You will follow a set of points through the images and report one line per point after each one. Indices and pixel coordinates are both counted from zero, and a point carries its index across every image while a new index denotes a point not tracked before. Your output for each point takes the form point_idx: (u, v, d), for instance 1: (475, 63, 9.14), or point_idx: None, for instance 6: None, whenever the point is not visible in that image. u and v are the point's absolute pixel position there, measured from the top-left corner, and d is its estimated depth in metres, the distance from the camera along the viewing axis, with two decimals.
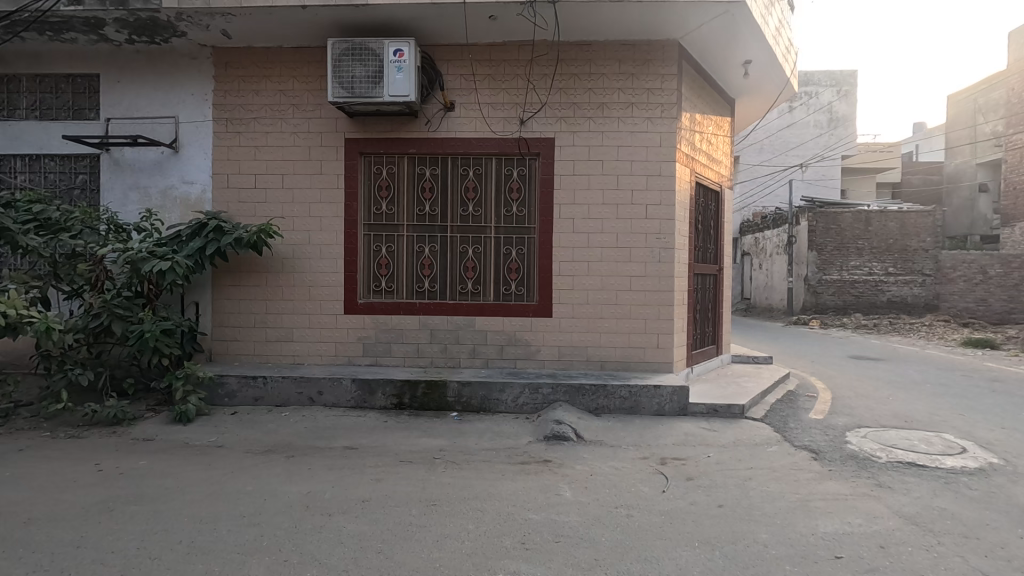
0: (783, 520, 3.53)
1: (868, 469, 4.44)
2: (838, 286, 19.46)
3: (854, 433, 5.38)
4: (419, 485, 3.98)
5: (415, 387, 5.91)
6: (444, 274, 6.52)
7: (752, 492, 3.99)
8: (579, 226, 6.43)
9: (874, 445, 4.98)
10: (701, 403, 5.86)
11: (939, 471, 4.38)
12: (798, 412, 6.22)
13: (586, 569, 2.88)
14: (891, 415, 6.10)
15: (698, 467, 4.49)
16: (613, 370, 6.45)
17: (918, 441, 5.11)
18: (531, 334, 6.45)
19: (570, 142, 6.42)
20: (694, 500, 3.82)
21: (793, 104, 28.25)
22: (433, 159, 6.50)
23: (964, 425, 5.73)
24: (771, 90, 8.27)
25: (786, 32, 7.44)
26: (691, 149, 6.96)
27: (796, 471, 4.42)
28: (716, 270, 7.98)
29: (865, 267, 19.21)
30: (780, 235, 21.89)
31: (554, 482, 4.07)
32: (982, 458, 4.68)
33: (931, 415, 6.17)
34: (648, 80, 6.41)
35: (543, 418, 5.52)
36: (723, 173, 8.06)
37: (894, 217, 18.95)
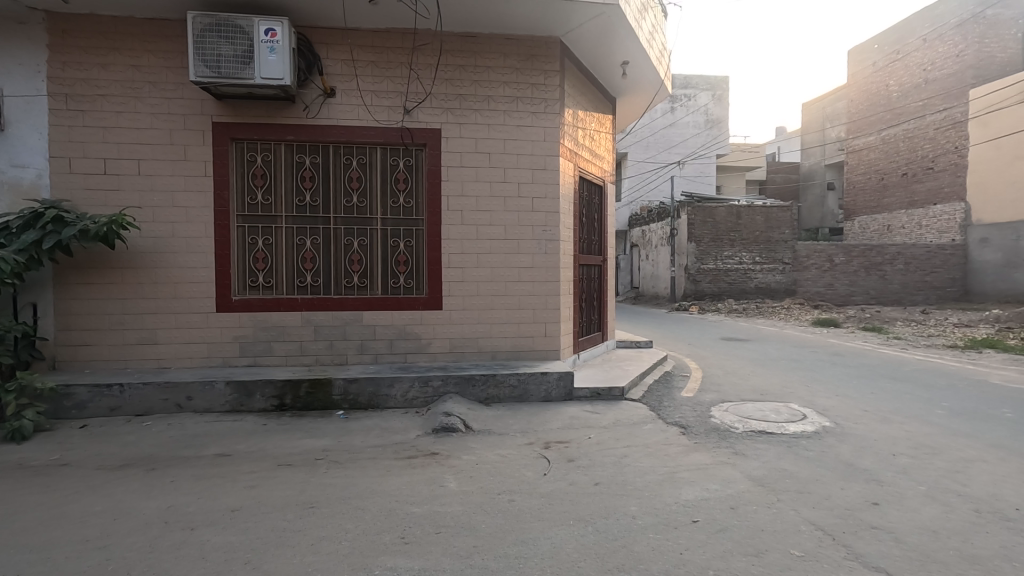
0: (651, 492, 3.81)
1: (726, 439, 4.93)
2: (713, 275, 21.29)
3: (718, 407, 5.94)
4: (298, 488, 3.81)
5: (298, 387, 5.63)
6: (328, 267, 6.26)
7: (626, 468, 4.27)
8: (468, 217, 6.44)
9: (733, 417, 5.53)
10: (585, 388, 6.16)
11: (784, 436, 4.95)
12: (672, 391, 6.74)
13: (464, 556, 2.92)
14: (750, 390, 6.79)
15: (579, 449, 4.70)
16: (504, 360, 6.57)
17: (769, 411, 5.75)
18: (421, 327, 6.39)
19: (457, 134, 6.40)
20: (573, 480, 4.01)
21: (674, 105, 30.39)
22: (313, 146, 6.19)
23: (807, 395, 6.53)
24: (648, 90, 8.80)
25: (659, 35, 7.93)
26: (574, 143, 7.23)
27: (667, 446, 4.78)
28: (601, 260, 8.39)
29: (736, 257, 21.19)
30: (664, 228, 23.47)
31: (439, 474, 4.08)
32: (818, 422, 5.37)
33: (783, 387, 6.96)
34: (532, 75, 6.55)
35: (432, 411, 5.51)
36: (605, 168, 8.47)
37: (759, 211, 21.04)
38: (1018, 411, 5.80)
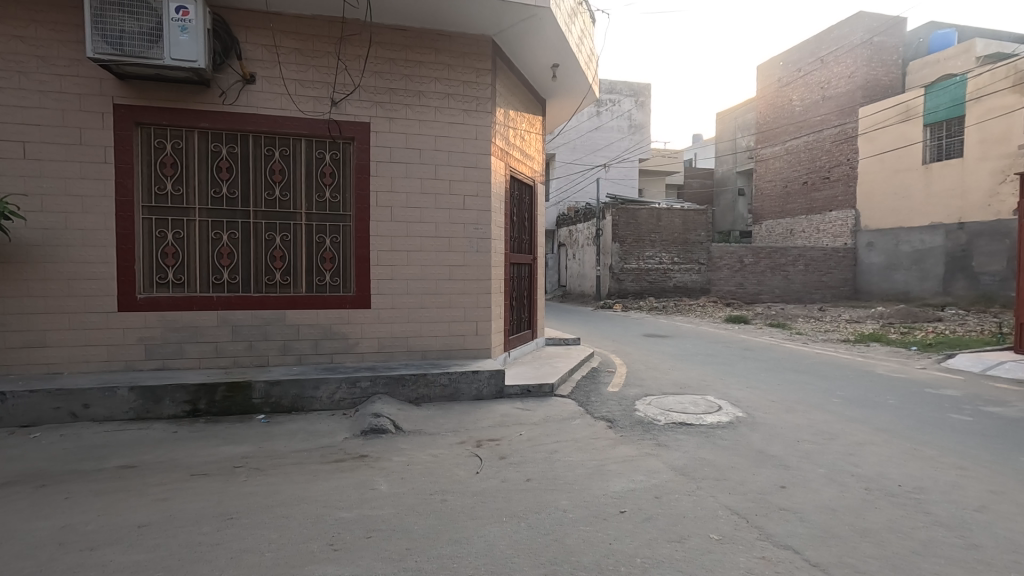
0: (581, 486, 3.91)
1: (650, 431, 5.16)
2: (636, 274, 22.15)
3: (642, 401, 6.20)
4: (215, 499, 3.58)
5: (214, 391, 5.29)
6: (247, 264, 5.91)
7: (557, 463, 4.36)
8: (398, 214, 6.31)
9: (656, 410, 5.80)
10: (516, 386, 6.24)
11: (702, 428, 5.25)
12: (598, 387, 6.96)
13: (397, 560, 2.86)
14: (671, 383, 7.14)
15: (511, 446, 4.74)
16: (434, 359, 6.50)
17: (688, 404, 6.07)
18: (349, 326, 6.19)
19: (386, 128, 6.25)
20: (505, 478, 4.05)
21: (599, 109, 31.32)
22: (231, 135, 5.83)
23: (722, 388, 6.96)
24: (576, 94, 9.00)
25: (587, 40, 8.14)
26: (506, 143, 7.26)
27: (595, 440, 4.94)
28: (531, 259, 8.49)
29: (657, 257, 22.19)
30: (590, 228, 24.16)
31: (370, 477, 3.98)
32: (731, 412, 5.74)
33: (700, 381, 7.37)
34: (464, 73, 6.52)
35: (361, 412, 5.35)
36: (535, 168, 8.58)
37: (678, 214, 22.16)
38: (899, 398, 6.47)
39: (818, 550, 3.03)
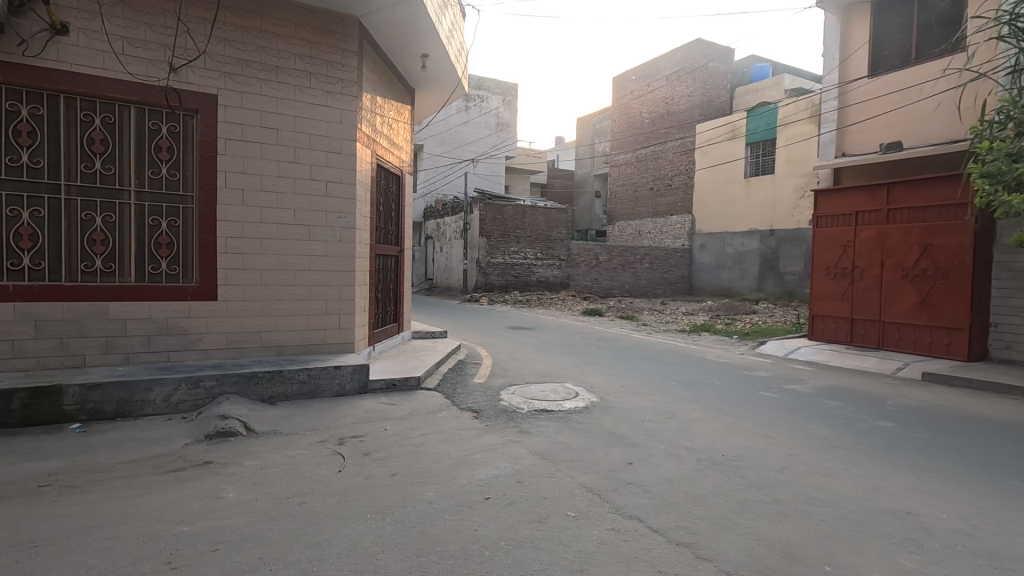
0: (447, 477, 3.95)
1: (514, 419, 5.37)
2: (501, 268, 22.75)
3: (506, 390, 6.42)
4: (13, 525, 3.01)
5: (9, 398, 4.43)
6: (56, 247, 5.02)
7: (423, 456, 4.35)
8: (250, 198, 5.79)
9: (519, 399, 6.04)
10: (381, 380, 6.09)
11: (561, 413, 5.58)
12: (464, 378, 7.06)
13: (248, 571, 2.65)
14: (533, 373, 7.47)
15: (375, 441, 4.63)
16: (291, 355, 6.09)
17: (549, 391, 6.42)
18: (190, 320, 5.55)
19: (237, 103, 5.69)
20: (369, 474, 3.94)
21: (468, 104, 31.53)
22: (35, 94, 4.91)
23: (579, 375, 7.47)
24: (446, 87, 8.98)
25: (457, 34, 8.15)
26: (372, 129, 7.01)
27: (461, 431, 5.00)
28: (397, 251, 8.31)
29: (521, 252, 23.01)
30: (458, 222, 24.28)
31: (215, 485, 3.62)
32: (587, 398, 6.19)
33: (559, 370, 7.83)
34: (327, 52, 6.17)
35: (205, 415, 4.85)
36: (403, 158, 8.40)
37: (541, 212, 23.19)
38: (723, 380, 7.46)
39: (658, 517, 3.40)
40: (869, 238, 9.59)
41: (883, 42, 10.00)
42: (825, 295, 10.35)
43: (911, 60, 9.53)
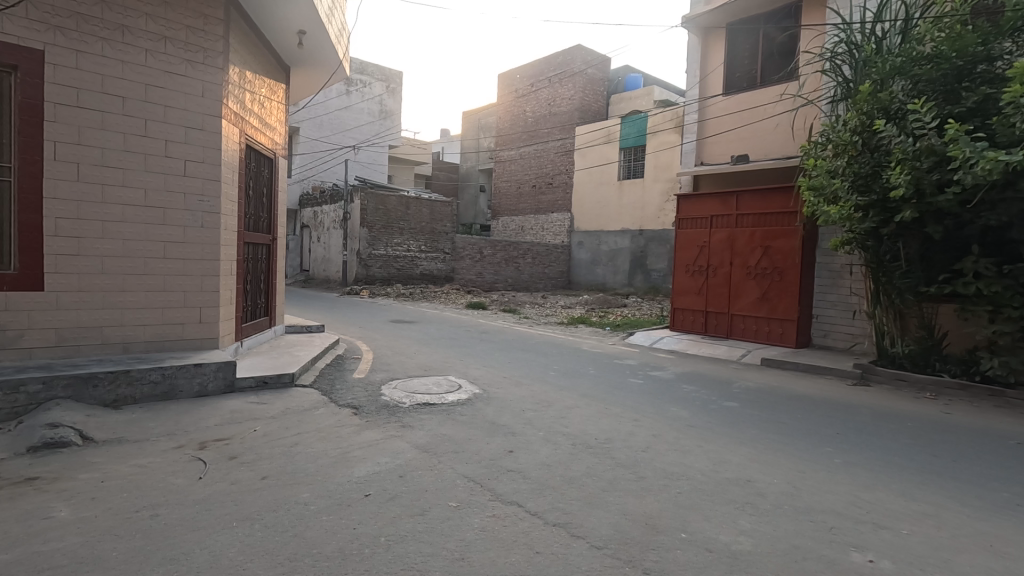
0: (323, 476, 3.78)
1: (395, 414, 5.28)
2: (383, 260, 22.12)
3: (388, 385, 6.27)
4: None
5: None
6: None
7: (297, 456, 4.12)
8: (88, 173, 5.05)
9: (401, 393, 5.94)
10: (249, 378, 5.66)
11: (444, 406, 5.59)
12: (343, 374, 6.79)
13: None
14: (416, 367, 7.39)
15: (243, 444, 4.29)
16: (141, 352, 5.44)
17: (431, 385, 6.39)
18: (7, 315, 4.73)
19: (71, 62, 4.93)
20: (236, 479, 3.66)
21: (350, 88, 30.14)
22: None
23: (462, 368, 7.52)
24: (325, 68, 8.52)
25: (338, 13, 7.76)
26: (241, 107, 6.46)
27: (339, 428, 4.81)
28: (269, 240, 7.74)
29: (404, 244, 22.56)
30: (338, 210, 23.13)
31: (41, 504, 3.13)
32: (469, 390, 6.25)
33: (442, 363, 7.82)
34: (187, 16, 5.57)
35: (28, 424, 4.17)
36: (276, 140, 7.84)
37: (426, 204, 22.91)
38: (596, 369, 7.94)
39: (536, 501, 3.55)
40: (721, 239, 10.74)
41: (734, 64, 11.22)
42: (684, 290, 11.41)
43: (757, 83, 10.80)
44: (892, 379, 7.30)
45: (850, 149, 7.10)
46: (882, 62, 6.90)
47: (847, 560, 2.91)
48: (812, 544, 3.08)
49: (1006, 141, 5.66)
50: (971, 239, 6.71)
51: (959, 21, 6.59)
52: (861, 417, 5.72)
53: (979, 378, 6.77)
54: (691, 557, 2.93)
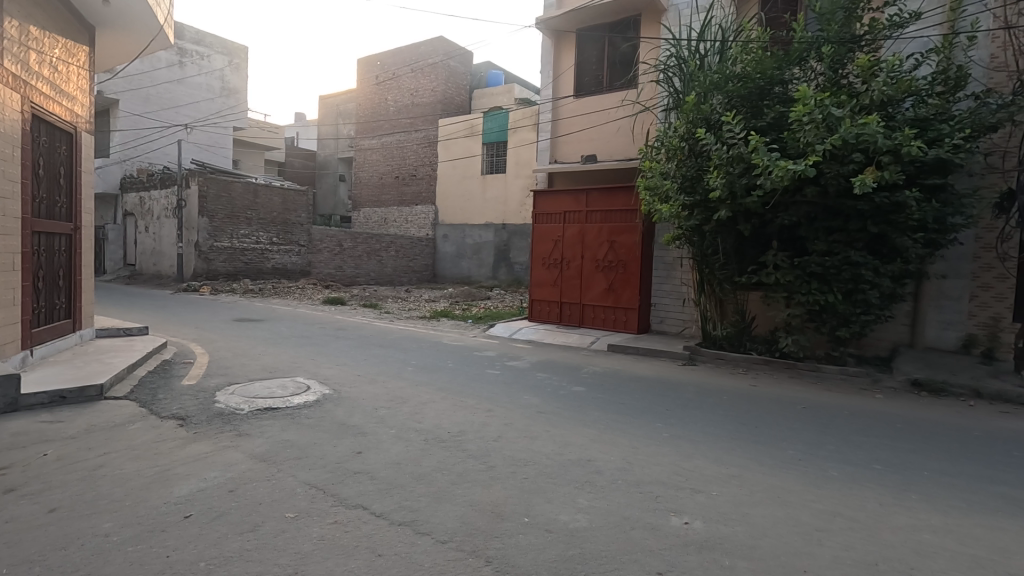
0: (131, 501, 3.30)
1: (231, 422, 4.80)
2: (227, 253, 20.06)
3: (223, 391, 5.68)
4: None
5: None
6: None
7: (101, 481, 3.56)
8: None
9: (239, 399, 5.42)
10: (40, 394, 4.84)
11: (288, 410, 5.21)
12: (169, 381, 6.02)
13: None
14: (259, 369, 6.80)
15: (27, 473, 3.60)
16: None
17: (275, 388, 5.91)
18: None
19: None
20: (13, 516, 3.05)
21: (184, 58, 26.78)
22: None
23: (313, 367, 7.09)
24: (142, 31, 7.44)
25: None
26: (23, 68, 5.38)
27: (159, 444, 4.25)
28: (70, 229, 6.59)
29: (253, 236, 20.69)
30: (170, 196, 20.46)
31: None
32: (318, 391, 5.90)
33: (291, 363, 7.29)
34: None
35: None
36: (77, 111, 6.67)
37: (277, 193, 21.21)
38: (455, 362, 7.97)
39: (383, 502, 3.44)
40: (573, 233, 11.37)
41: (583, 68, 11.88)
42: (541, 282, 11.91)
43: (603, 88, 11.55)
44: (713, 358, 8.31)
45: (678, 153, 7.90)
46: (703, 77, 7.77)
47: (667, 524, 3.22)
48: (639, 513, 3.36)
49: (795, 153, 6.67)
50: (772, 236, 7.83)
51: (762, 47, 7.62)
52: (687, 393, 6.43)
53: (778, 353, 7.98)
54: (532, 540, 3.04)
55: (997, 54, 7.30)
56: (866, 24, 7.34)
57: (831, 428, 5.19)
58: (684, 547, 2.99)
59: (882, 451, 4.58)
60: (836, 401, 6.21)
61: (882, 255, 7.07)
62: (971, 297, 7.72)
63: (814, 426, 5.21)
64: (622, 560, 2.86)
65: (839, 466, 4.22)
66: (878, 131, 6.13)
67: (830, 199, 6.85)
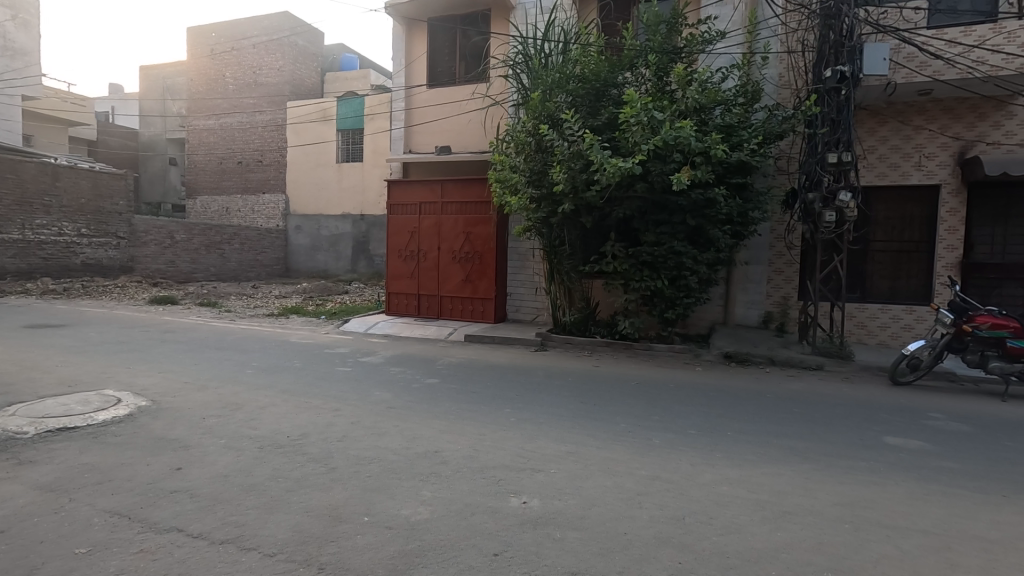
0: None
1: (9, 449, 4.01)
2: (19, 247, 16.64)
3: (0, 413, 4.73)
4: None
5: None
6: None
7: None
8: None
9: (22, 421, 4.55)
10: None
11: (89, 429, 4.48)
12: None
13: None
14: (55, 384, 5.77)
15: None
16: None
17: (73, 404, 5.05)
18: None
19: None
20: None
21: None
22: None
23: (128, 377, 6.19)
24: None
25: None
26: None
27: None
28: None
29: (53, 227, 17.40)
30: None
31: None
32: (132, 404, 5.17)
33: (99, 374, 6.30)
34: None
35: None
36: None
37: (85, 175, 18.10)
38: (303, 361, 7.50)
39: (202, 520, 3.11)
40: (430, 225, 11.28)
41: (436, 58, 11.75)
42: (397, 275, 11.64)
43: (456, 79, 11.54)
44: (563, 343, 8.81)
45: (526, 148, 8.22)
46: (547, 76, 8.13)
47: (506, 506, 3.34)
48: (481, 499, 3.44)
49: (626, 151, 7.28)
50: (611, 228, 8.48)
51: (598, 52, 8.16)
52: (536, 378, 6.73)
53: (618, 336, 8.70)
54: (371, 539, 2.96)
55: (783, 73, 8.77)
56: (685, 38, 8.20)
57: (658, 400, 5.78)
58: (521, 525, 3.12)
59: (695, 417, 5.21)
60: (665, 376, 6.92)
61: (700, 245, 8.00)
62: (769, 280, 9.11)
63: (645, 400, 5.75)
64: (461, 547, 2.90)
65: (661, 434, 4.71)
66: (692, 134, 6.90)
67: (656, 194, 7.58)
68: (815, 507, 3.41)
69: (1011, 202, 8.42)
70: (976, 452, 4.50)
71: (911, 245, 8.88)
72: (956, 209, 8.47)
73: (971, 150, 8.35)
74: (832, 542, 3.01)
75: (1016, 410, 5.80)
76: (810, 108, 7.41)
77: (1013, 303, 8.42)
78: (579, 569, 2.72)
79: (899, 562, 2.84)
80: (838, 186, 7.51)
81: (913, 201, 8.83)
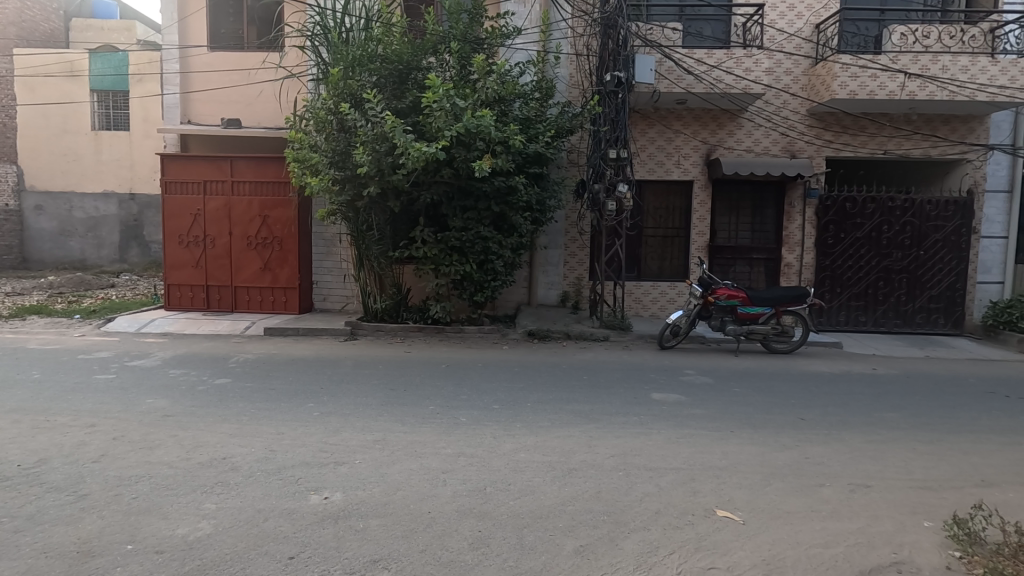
0: None
1: None
2: None
3: None
4: None
5: None
6: None
7: None
8: None
9: None
10: None
11: None
12: None
13: None
14: None
15: None
16: None
17: None
18: None
19: None
20: None
21: None
22: None
23: None
24: None
25: None
26: None
27: None
28: None
29: None
30: None
31: None
32: None
33: None
34: None
35: None
36: None
37: None
38: (44, 371, 6.09)
39: None
40: (217, 207, 10.01)
41: (217, 18, 10.36)
42: (178, 263, 10.13)
43: (244, 46, 10.34)
44: (374, 331, 8.59)
45: (327, 127, 7.81)
46: (347, 51, 7.77)
47: (304, 505, 3.17)
48: (275, 502, 3.20)
49: (430, 136, 7.32)
50: (419, 212, 8.47)
51: (401, 32, 8.02)
52: (344, 368, 6.45)
53: (430, 320, 8.80)
54: (135, 570, 2.56)
55: (573, 73, 9.65)
56: (486, 29, 8.45)
57: (465, 380, 6.00)
58: (320, 522, 2.99)
59: (499, 392, 5.53)
60: (474, 357, 7.20)
61: (504, 230, 8.41)
62: (564, 262, 10.02)
63: (453, 382, 5.91)
64: (250, 556, 2.67)
65: (467, 412, 4.89)
66: (491, 123, 7.16)
67: (461, 181, 7.77)
68: (596, 460, 3.88)
69: (741, 196, 10.47)
70: (715, 399, 5.55)
71: (673, 231, 10.53)
72: (704, 201, 10.26)
73: (714, 153, 10.14)
74: (607, 488, 3.47)
75: (744, 363, 7.28)
76: (594, 108, 8.26)
77: (743, 278, 10.52)
78: (380, 556, 2.70)
79: (657, 497, 3.38)
80: (617, 179, 8.50)
81: (675, 194, 10.46)
